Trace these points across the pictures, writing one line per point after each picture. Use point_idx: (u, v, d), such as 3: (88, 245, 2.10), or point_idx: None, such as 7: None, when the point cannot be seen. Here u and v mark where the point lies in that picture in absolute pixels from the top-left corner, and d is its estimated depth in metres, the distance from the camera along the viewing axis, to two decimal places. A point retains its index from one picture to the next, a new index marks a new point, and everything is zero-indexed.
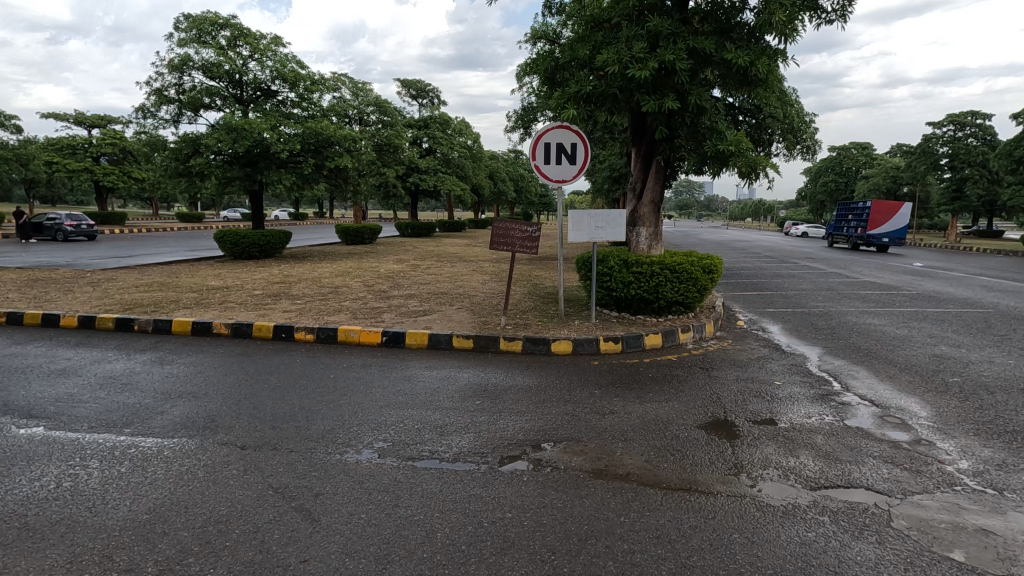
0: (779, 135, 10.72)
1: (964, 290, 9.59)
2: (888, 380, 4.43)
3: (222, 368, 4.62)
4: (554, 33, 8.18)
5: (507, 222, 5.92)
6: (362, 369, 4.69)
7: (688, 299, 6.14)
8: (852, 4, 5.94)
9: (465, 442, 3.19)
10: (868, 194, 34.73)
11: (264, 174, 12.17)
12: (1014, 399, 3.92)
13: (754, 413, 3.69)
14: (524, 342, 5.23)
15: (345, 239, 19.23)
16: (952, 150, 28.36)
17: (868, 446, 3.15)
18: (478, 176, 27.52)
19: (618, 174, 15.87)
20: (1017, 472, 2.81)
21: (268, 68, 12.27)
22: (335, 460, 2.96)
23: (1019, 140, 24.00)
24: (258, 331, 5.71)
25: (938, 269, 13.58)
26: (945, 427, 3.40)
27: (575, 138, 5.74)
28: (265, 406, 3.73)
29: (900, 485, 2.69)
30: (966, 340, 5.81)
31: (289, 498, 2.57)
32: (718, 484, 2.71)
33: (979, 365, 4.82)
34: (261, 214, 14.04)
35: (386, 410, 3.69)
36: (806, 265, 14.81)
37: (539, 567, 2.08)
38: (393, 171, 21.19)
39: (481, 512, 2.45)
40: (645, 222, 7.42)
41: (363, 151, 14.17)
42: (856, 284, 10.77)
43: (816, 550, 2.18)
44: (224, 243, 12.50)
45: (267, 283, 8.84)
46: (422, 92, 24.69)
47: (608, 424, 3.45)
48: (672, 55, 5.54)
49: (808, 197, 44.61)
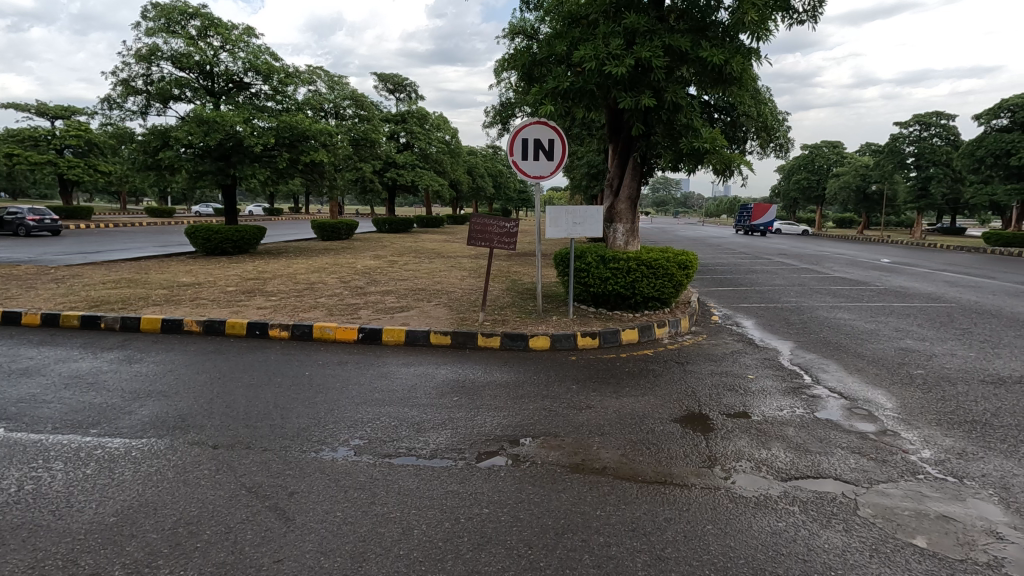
0: (753, 133, 10.89)
1: (929, 285, 9.89)
2: (856, 373, 4.55)
3: (193, 366, 4.52)
4: (531, 27, 8.18)
5: (485, 218, 5.90)
6: (339, 366, 4.63)
7: (665, 295, 6.22)
8: (823, 5, 6.05)
9: (442, 439, 3.18)
10: (838, 192, 35.65)
11: (237, 169, 11.91)
12: (974, 390, 4.08)
13: (727, 406, 3.76)
14: (502, 338, 5.23)
15: (320, 235, 18.75)
16: (918, 150, 29.21)
17: (837, 437, 3.23)
18: (455, 172, 27.53)
19: (596, 171, 15.98)
20: (976, 460, 2.91)
21: (240, 60, 12.01)
22: (311, 459, 2.91)
23: (981, 141, 24.94)
24: (232, 329, 5.60)
25: (906, 265, 13.97)
26: (909, 418, 3.52)
27: (553, 134, 5.75)
28: (238, 405, 3.66)
29: (867, 474, 2.77)
30: (930, 333, 6.01)
31: (262, 498, 2.53)
32: (693, 476, 2.75)
33: (942, 358, 4.99)
34: (234, 209, 13.75)
35: (363, 408, 3.65)
36: (779, 261, 15.13)
37: (516, 562, 2.08)
38: (370, 166, 21.00)
39: (458, 508, 2.45)
40: (622, 218, 7.46)
41: (339, 145, 14.01)
42: (826, 279, 11.03)
43: (786, 540, 2.23)
44: (197, 239, 12.23)
45: (240, 280, 8.66)
46: (399, 86, 24.44)
47: (585, 419, 3.48)
48: (648, 52, 5.58)
49: (780, 194, 45.64)
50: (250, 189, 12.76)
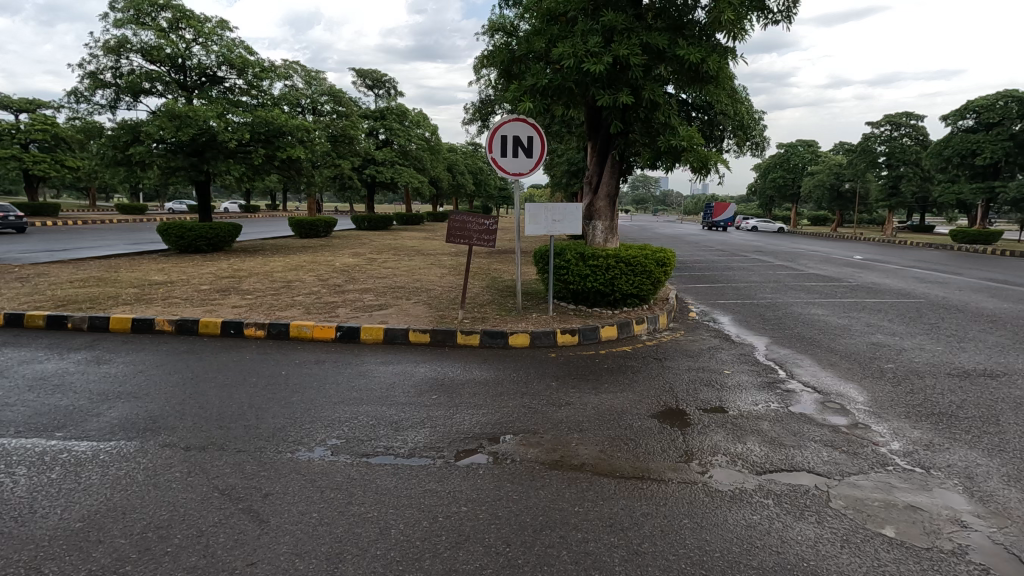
0: (730, 133, 11.02)
1: (899, 281, 10.14)
2: (829, 367, 4.64)
3: (164, 366, 4.41)
4: (510, 24, 8.15)
5: (464, 215, 5.86)
6: (316, 365, 4.56)
7: (643, 291, 6.26)
8: (797, 5, 6.14)
9: (421, 437, 3.16)
10: (813, 191, 36.35)
11: (211, 165, 11.67)
12: (941, 383, 4.20)
13: (704, 401, 3.81)
14: (481, 336, 5.22)
15: (297, 233, 18.49)
16: (889, 149, 29.90)
17: (810, 431, 3.29)
18: (435, 168, 27.37)
19: (577, 169, 16.04)
20: (942, 451, 2.99)
21: (214, 53, 11.75)
22: (286, 460, 2.87)
23: (948, 141, 25.75)
24: (205, 328, 5.48)
25: (877, 262, 14.29)
26: (879, 411, 3.60)
27: (532, 131, 5.74)
28: (211, 406, 3.59)
29: (839, 467, 2.83)
30: (900, 328, 6.17)
31: (235, 500, 2.48)
32: (670, 471, 2.78)
33: (911, 352, 5.13)
34: (209, 206, 13.46)
35: (340, 407, 3.61)
36: (756, 258, 15.36)
37: (494, 560, 2.08)
38: (349, 162, 20.74)
39: (436, 506, 2.44)
40: (601, 216, 7.51)
41: (316, 141, 13.81)
42: (801, 275, 11.21)
43: (761, 532, 2.26)
44: (169, 236, 11.94)
45: (214, 278, 8.49)
46: (378, 82, 24.20)
47: (564, 415, 3.49)
48: (626, 50, 5.61)
49: (757, 191, 46.39)
50: (225, 185, 12.51)
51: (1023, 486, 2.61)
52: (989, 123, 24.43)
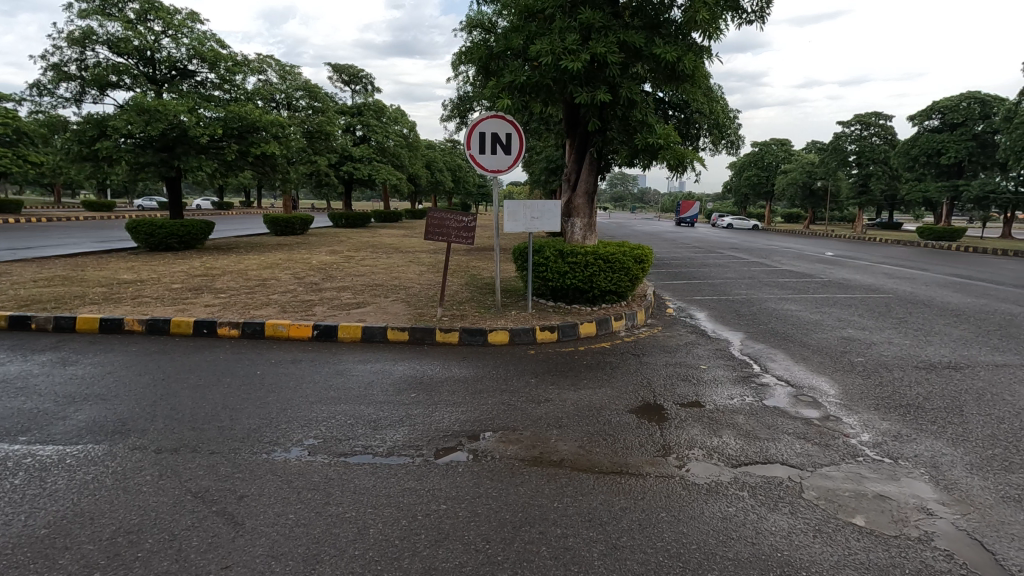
0: (706, 131, 11.15)
1: (869, 277, 10.40)
2: (801, 362, 4.74)
3: (134, 368, 4.29)
4: (488, 20, 8.10)
5: (443, 212, 5.82)
6: (292, 364, 4.50)
7: (621, 288, 6.31)
8: (770, 6, 6.24)
9: (400, 436, 3.14)
10: (786, 189, 37.06)
11: (182, 161, 11.38)
12: (908, 375, 4.33)
13: (681, 396, 3.86)
14: (460, 334, 5.20)
15: (273, 230, 18.18)
16: (859, 148, 30.60)
17: (783, 424, 3.36)
18: (414, 165, 27.17)
19: (555, 166, 16.09)
20: (910, 442, 3.08)
21: (184, 46, 11.46)
22: (261, 460, 2.82)
23: (915, 140, 26.48)
24: (177, 328, 5.36)
25: (848, 258, 14.62)
26: (850, 404, 3.70)
27: (510, 128, 5.72)
28: (183, 407, 3.51)
29: (811, 458, 2.89)
30: (869, 323, 6.34)
31: (209, 503, 2.43)
32: (648, 466, 2.81)
33: (880, 345, 5.27)
34: (180, 202, 13.14)
35: (318, 407, 3.56)
36: (731, 255, 15.61)
37: (473, 557, 2.07)
38: (325, 159, 20.43)
39: (415, 505, 2.42)
40: (579, 213, 7.54)
41: (291, 137, 13.57)
42: (774, 272, 11.44)
43: (736, 524, 2.30)
44: (139, 234, 11.61)
45: (185, 277, 8.29)
46: (354, 78, 23.91)
47: (544, 412, 3.50)
48: (603, 48, 5.64)
49: (732, 190, 47.14)
50: (197, 182, 12.23)
51: (985, 474, 2.70)
52: (953, 123, 25.22)
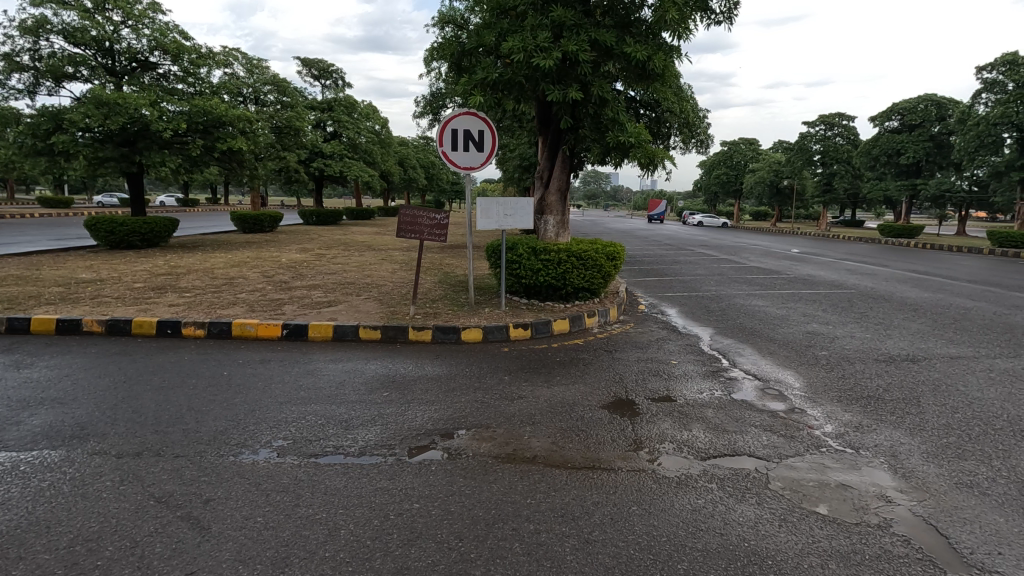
0: (677, 130, 11.30)
1: (832, 273, 10.73)
2: (768, 356, 4.86)
3: (94, 370, 4.14)
4: (461, 17, 8.06)
5: (415, 209, 5.77)
6: (260, 364, 4.41)
7: (594, 285, 6.37)
8: (737, 7, 6.35)
9: (372, 435, 3.10)
10: (754, 187, 37.90)
11: (144, 156, 11.00)
12: (869, 368, 4.47)
13: (652, 390, 3.92)
14: (433, 332, 5.17)
15: (241, 228, 17.78)
16: (823, 148, 31.43)
17: (751, 417, 3.44)
18: (386, 162, 26.88)
19: (528, 164, 16.12)
20: (870, 432, 3.18)
21: (145, 37, 11.08)
22: (228, 463, 2.76)
23: (876, 140, 27.34)
24: (139, 328, 5.19)
25: (814, 255, 15.04)
26: (814, 396, 3.81)
27: (482, 125, 5.71)
28: (146, 410, 3.40)
29: (777, 450, 2.97)
30: (832, 317, 6.53)
31: (174, 507, 2.36)
32: (620, 460, 2.84)
33: (843, 339, 5.43)
34: (142, 198, 12.72)
35: (288, 407, 3.50)
36: (702, 252, 15.91)
37: (446, 556, 2.07)
38: (295, 155, 20.03)
39: (387, 505, 2.40)
40: (552, 211, 7.55)
41: (258, 132, 13.27)
42: (743, 268, 11.69)
43: (705, 516, 2.34)
44: (98, 231, 11.21)
45: (148, 275, 8.04)
46: (325, 73, 23.50)
47: (517, 409, 3.50)
48: (574, 46, 5.67)
49: (702, 188, 48.02)
50: (160, 177, 11.85)
51: (940, 462, 2.81)
52: (912, 124, 26.14)
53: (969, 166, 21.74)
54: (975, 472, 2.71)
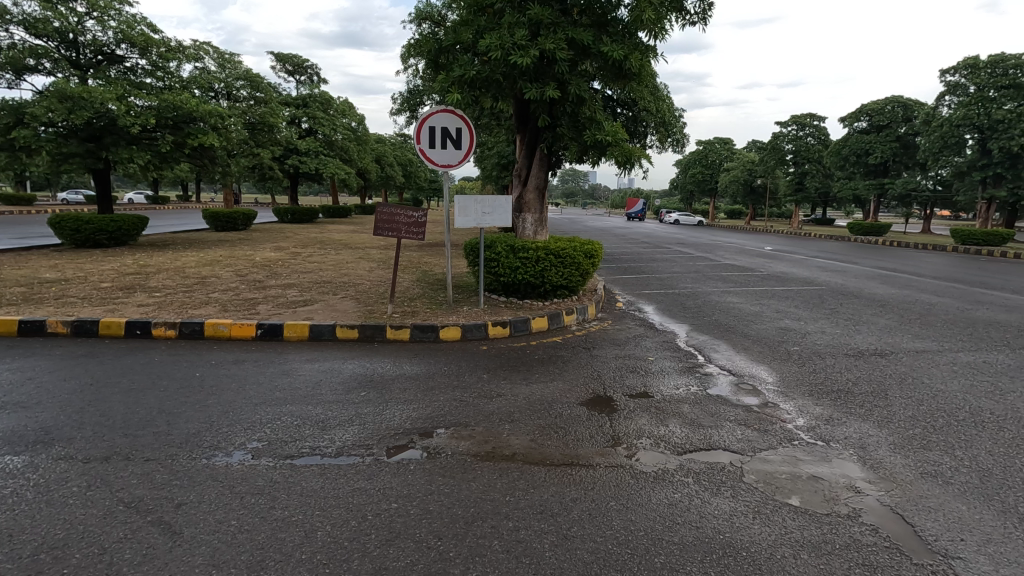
0: (653, 129, 11.40)
1: (804, 270, 10.97)
2: (743, 352, 4.95)
3: (59, 372, 4.01)
4: (438, 14, 8.00)
5: (392, 207, 5.72)
6: (234, 365, 4.33)
7: (572, 283, 6.40)
8: (711, 9, 6.44)
9: (349, 435, 3.07)
10: (729, 186, 38.49)
11: (111, 152, 10.68)
12: (839, 363, 4.59)
13: (630, 387, 3.96)
14: (411, 331, 5.14)
15: (213, 226, 17.40)
16: (795, 147, 32.08)
17: (726, 411, 3.50)
18: (363, 159, 26.58)
19: (506, 162, 16.12)
20: (840, 425, 3.27)
21: (111, 29, 10.75)
22: (201, 466, 2.70)
23: (846, 140, 28.03)
24: (107, 329, 5.05)
25: (786, 252, 15.39)
26: (787, 390, 3.90)
27: (460, 123, 5.70)
28: (114, 413, 3.31)
29: (751, 444, 3.02)
30: (804, 313, 6.69)
31: (144, 512, 2.30)
32: (598, 456, 2.86)
33: (814, 335, 5.56)
34: (109, 195, 12.34)
35: (263, 408, 3.44)
36: (678, 249, 16.11)
37: (425, 555, 2.06)
38: (269, 151, 19.66)
39: (365, 505, 2.38)
40: (530, 209, 7.56)
41: (231, 128, 13.00)
42: (718, 266, 11.89)
43: (681, 510, 2.38)
44: (63, 230, 10.86)
45: (116, 275, 7.82)
46: (299, 68, 23.12)
47: (496, 407, 3.50)
48: (551, 44, 5.68)
49: (678, 187, 48.57)
50: (128, 174, 11.52)
51: (906, 453, 2.90)
52: (880, 125, 26.82)
53: (933, 166, 22.44)
54: (939, 462, 2.80)
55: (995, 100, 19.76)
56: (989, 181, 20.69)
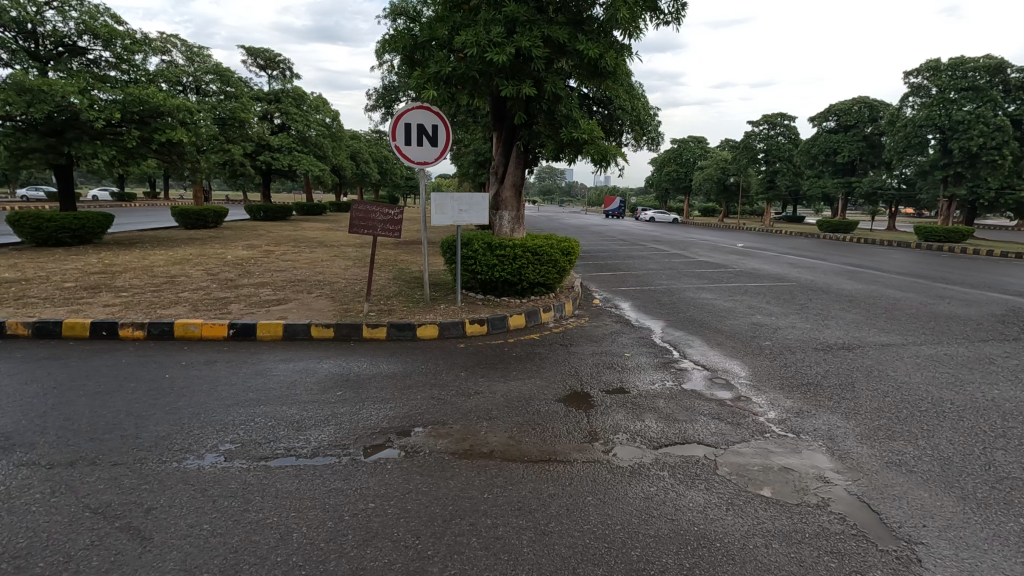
0: (629, 127, 11.51)
1: (775, 267, 11.20)
2: (716, 347, 5.04)
3: (20, 376, 3.87)
4: (413, 9, 7.93)
5: (368, 204, 5.65)
6: (206, 366, 4.24)
7: (549, 280, 6.43)
8: (685, 9, 6.53)
9: (325, 436, 3.03)
10: (703, 184, 39.07)
11: (73, 147, 10.33)
12: (809, 356, 4.71)
13: (607, 383, 4.00)
14: (388, 329, 5.10)
15: (183, 224, 16.97)
16: (767, 146, 32.72)
17: (700, 405, 3.56)
18: (337, 156, 26.21)
19: (483, 159, 16.08)
20: (810, 417, 3.36)
21: (73, 20, 10.40)
22: (172, 469, 2.64)
23: (815, 140, 28.70)
24: (71, 331, 4.89)
25: (758, 249, 15.69)
26: (759, 384, 3.99)
27: (436, 120, 5.67)
28: (79, 416, 3.21)
29: (724, 437, 3.08)
30: (775, 309, 6.83)
31: (112, 518, 2.24)
32: (575, 452, 2.89)
33: (785, 330, 5.69)
34: (72, 192, 11.94)
35: (236, 410, 3.38)
36: (653, 247, 16.30)
37: (403, 554, 2.05)
38: (240, 147, 19.24)
39: (341, 505, 2.36)
40: (507, 206, 7.55)
41: (200, 123, 12.69)
42: (692, 263, 12.06)
43: (657, 503, 2.41)
44: (23, 227, 10.46)
45: (80, 274, 7.57)
46: (271, 63, 22.68)
47: (473, 405, 3.50)
48: (527, 42, 5.67)
49: (654, 185, 49.10)
50: (92, 170, 11.15)
51: (872, 443, 2.99)
52: (847, 125, 27.54)
53: (898, 165, 23.13)
54: (903, 451, 2.90)
55: (956, 101, 20.46)
56: (950, 180, 21.43)
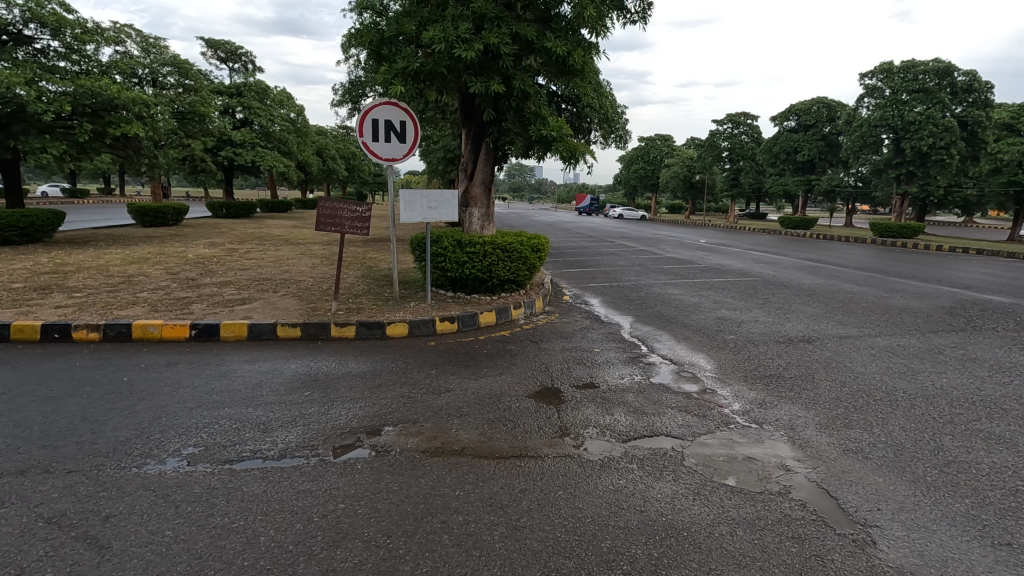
0: (597, 125, 11.61)
1: (740, 263, 11.47)
2: (683, 341, 5.14)
3: None
4: (379, 4, 7.82)
5: (335, 201, 5.55)
6: (167, 367, 4.10)
7: (520, 277, 6.44)
8: (651, 8, 6.62)
9: (292, 437, 2.98)
10: (670, 181, 39.69)
11: (20, 140, 9.85)
12: (772, 349, 4.85)
13: (577, 378, 4.04)
14: (357, 328, 5.03)
15: (139, 221, 16.34)
16: (731, 145, 33.46)
17: (667, 399, 3.63)
18: (302, 152, 25.66)
19: (452, 156, 15.98)
20: (772, 408, 3.46)
21: (17, 7, 9.90)
22: (131, 475, 2.56)
23: (776, 139, 29.49)
24: (21, 333, 4.67)
25: (722, 246, 16.02)
26: (724, 376, 4.09)
27: (405, 116, 5.61)
28: (31, 423, 3.07)
29: (691, 429, 3.16)
30: (740, 304, 7.01)
31: (68, 527, 2.16)
32: (546, 447, 2.91)
33: (749, 324, 5.84)
34: (19, 188, 11.37)
35: (199, 412, 3.29)
36: (622, 244, 16.50)
37: (374, 554, 2.03)
38: (200, 142, 18.63)
39: (310, 508, 2.32)
40: (477, 203, 7.52)
41: (157, 117, 12.25)
42: (659, 259, 12.25)
43: (627, 495, 2.45)
44: None
45: (28, 274, 7.22)
46: (232, 55, 22.04)
47: (444, 403, 3.49)
48: (495, 38, 5.66)
49: (622, 182, 49.67)
50: (40, 165, 10.65)
51: (831, 432, 3.11)
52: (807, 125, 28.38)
53: (855, 164, 23.96)
54: (859, 439, 3.02)
55: (907, 103, 21.31)
56: (902, 178, 22.31)
